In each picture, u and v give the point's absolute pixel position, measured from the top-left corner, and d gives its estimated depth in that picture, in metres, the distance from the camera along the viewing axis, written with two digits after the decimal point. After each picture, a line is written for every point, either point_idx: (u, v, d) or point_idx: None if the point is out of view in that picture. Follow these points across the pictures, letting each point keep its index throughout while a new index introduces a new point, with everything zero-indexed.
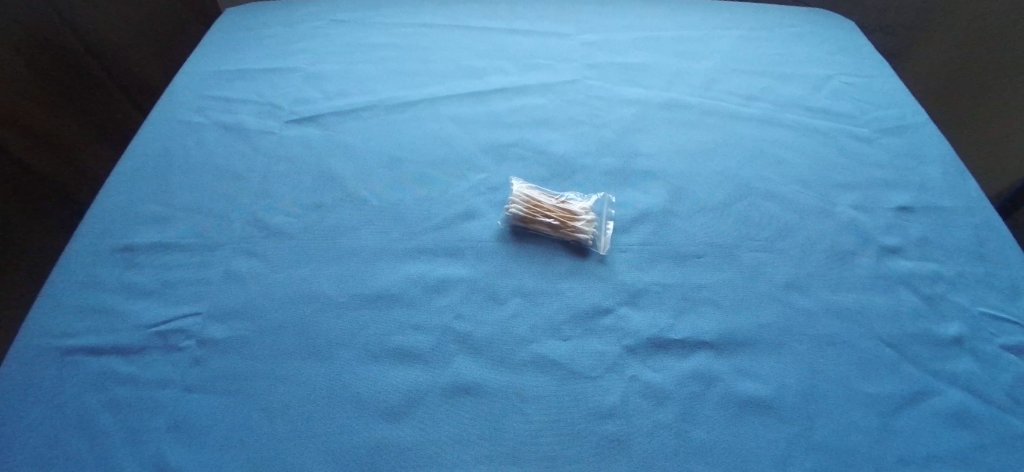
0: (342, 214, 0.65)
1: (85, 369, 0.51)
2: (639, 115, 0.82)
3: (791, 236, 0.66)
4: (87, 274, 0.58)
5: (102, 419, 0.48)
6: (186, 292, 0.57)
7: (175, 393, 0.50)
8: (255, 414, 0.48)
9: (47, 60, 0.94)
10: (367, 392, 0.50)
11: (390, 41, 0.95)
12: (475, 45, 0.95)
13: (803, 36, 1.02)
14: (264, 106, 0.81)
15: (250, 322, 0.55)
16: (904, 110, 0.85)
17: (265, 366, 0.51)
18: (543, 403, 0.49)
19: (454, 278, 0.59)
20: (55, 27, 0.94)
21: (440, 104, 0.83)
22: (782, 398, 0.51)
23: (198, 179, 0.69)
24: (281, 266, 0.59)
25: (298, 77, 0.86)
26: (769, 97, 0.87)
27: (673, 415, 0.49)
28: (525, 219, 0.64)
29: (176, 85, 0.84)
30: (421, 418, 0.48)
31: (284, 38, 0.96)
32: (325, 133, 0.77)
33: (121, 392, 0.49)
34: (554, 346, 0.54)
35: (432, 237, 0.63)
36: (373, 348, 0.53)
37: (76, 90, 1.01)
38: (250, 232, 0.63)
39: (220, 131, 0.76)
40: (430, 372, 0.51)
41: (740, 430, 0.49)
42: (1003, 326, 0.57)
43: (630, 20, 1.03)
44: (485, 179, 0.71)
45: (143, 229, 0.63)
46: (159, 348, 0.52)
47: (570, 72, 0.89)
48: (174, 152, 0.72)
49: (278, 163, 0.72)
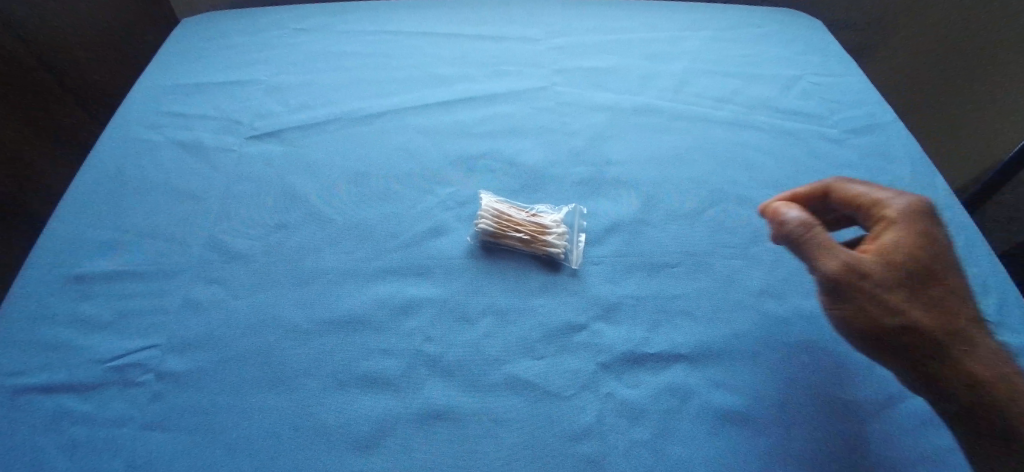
0: (307, 235, 0.63)
1: (36, 409, 0.48)
2: (609, 121, 0.81)
3: (764, 242, 0.65)
4: (36, 307, 0.55)
5: (54, 462, 0.45)
6: (143, 323, 0.54)
7: (134, 432, 0.47)
8: (217, 450, 0.46)
9: (9, 85, 0.91)
10: (334, 423, 0.48)
11: (353, 50, 0.93)
12: (441, 52, 0.93)
13: (771, 36, 1.02)
14: (224, 122, 0.78)
15: (211, 352, 0.52)
16: (872, 109, 0.85)
17: (229, 399, 0.49)
18: (518, 425, 0.48)
19: (423, 298, 0.58)
20: (14, 43, 0.91)
21: (406, 114, 0.81)
22: (759, 409, 0.50)
23: (156, 201, 0.66)
24: (243, 292, 0.57)
25: (258, 90, 0.84)
26: (738, 99, 0.87)
27: (650, 429, 0.49)
28: (496, 235, 0.63)
29: (130, 101, 0.80)
30: (391, 448, 0.47)
31: (242, 48, 0.93)
32: (288, 149, 0.74)
33: (75, 432, 0.47)
34: (528, 365, 0.52)
35: (400, 255, 0.62)
36: (341, 375, 0.51)
37: (30, 107, 0.96)
38: (210, 256, 0.60)
39: (177, 149, 0.73)
40: (400, 398, 0.50)
41: (718, 444, 0.48)
42: None
43: (597, 22, 1.02)
44: (454, 192, 0.70)
45: (96, 256, 0.60)
46: (116, 383, 0.50)
47: (539, 78, 0.88)
48: (129, 173, 0.69)
49: (239, 182, 0.69)
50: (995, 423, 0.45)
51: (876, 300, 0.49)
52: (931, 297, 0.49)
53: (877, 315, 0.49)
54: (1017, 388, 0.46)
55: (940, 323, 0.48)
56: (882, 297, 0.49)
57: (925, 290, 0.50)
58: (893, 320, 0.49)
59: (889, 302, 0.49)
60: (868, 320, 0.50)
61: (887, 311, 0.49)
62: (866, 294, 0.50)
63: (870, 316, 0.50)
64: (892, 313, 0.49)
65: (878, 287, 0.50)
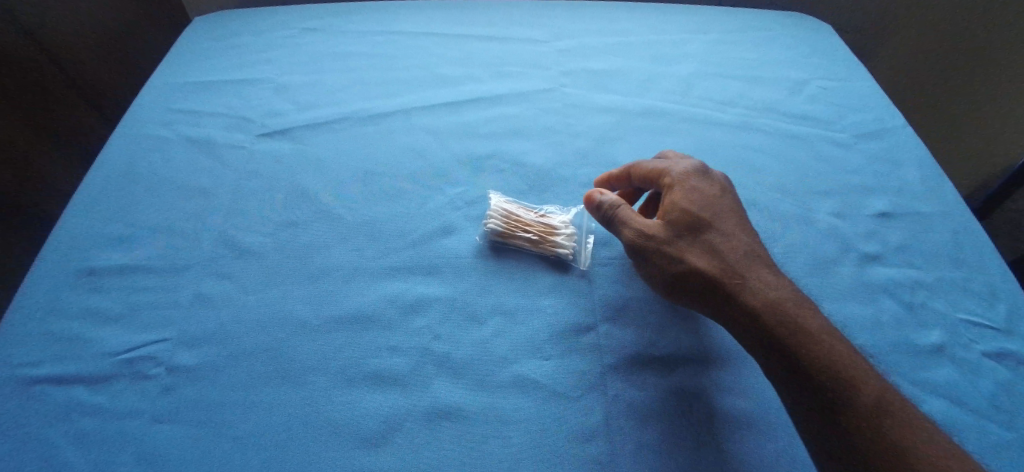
0: (316, 232, 0.64)
1: (47, 401, 0.48)
2: (616, 123, 0.81)
3: (772, 246, 0.65)
4: (48, 299, 0.55)
5: (65, 453, 0.45)
6: (154, 317, 0.55)
7: (144, 425, 0.47)
8: (226, 445, 0.46)
9: (13, 81, 0.92)
10: (342, 418, 0.48)
11: (360, 49, 0.94)
12: (447, 53, 0.93)
13: (778, 40, 1.02)
14: (233, 119, 0.78)
15: (220, 347, 0.53)
16: (880, 114, 0.85)
17: (238, 394, 0.50)
18: (526, 425, 0.48)
19: (431, 297, 0.58)
20: (22, 40, 0.92)
21: (414, 114, 0.81)
22: (741, 407, 0.51)
23: (166, 197, 0.67)
24: (252, 288, 0.58)
25: (267, 88, 0.84)
26: (745, 103, 0.87)
27: (624, 421, 0.49)
28: (506, 235, 0.63)
29: (141, 98, 0.81)
30: (399, 445, 0.47)
31: (251, 47, 0.93)
32: (297, 146, 0.75)
33: (86, 424, 0.47)
34: (535, 365, 0.53)
35: (408, 254, 0.62)
36: (349, 372, 0.51)
37: (38, 105, 0.97)
38: (219, 252, 0.61)
39: (187, 146, 0.74)
40: (408, 396, 0.50)
41: (698, 438, 0.49)
42: (982, 331, 0.57)
43: (603, 25, 1.02)
44: (462, 192, 0.70)
45: (108, 250, 0.60)
46: (126, 376, 0.50)
47: (546, 80, 0.88)
48: (140, 168, 0.70)
49: (248, 178, 0.70)
50: (784, 362, 0.49)
51: (665, 260, 0.55)
52: (706, 245, 0.54)
53: (667, 273, 0.55)
54: (799, 324, 0.49)
55: (718, 267, 0.53)
56: (669, 256, 0.55)
57: (700, 239, 0.55)
58: (679, 277, 0.54)
59: (672, 259, 0.55)
60: (661, 279, 0.56)
61: (671, 268, 0.55)
62: (655, 255, 0.55)
63: (662, 276, 0.55)
64: (676, 270, 0.54)
65: (664, 246, 0.55)
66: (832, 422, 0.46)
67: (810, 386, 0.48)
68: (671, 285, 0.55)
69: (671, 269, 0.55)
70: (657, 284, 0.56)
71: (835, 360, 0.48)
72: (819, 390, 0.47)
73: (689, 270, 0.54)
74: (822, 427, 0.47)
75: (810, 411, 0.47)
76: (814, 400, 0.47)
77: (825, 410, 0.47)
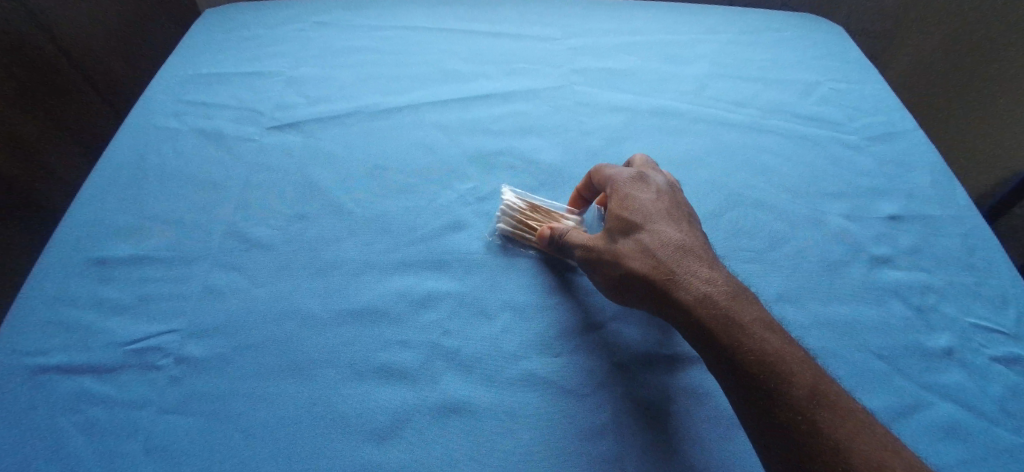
0: (326, 225, 0.64)
1: (56, 390, 0.48)
2: (627, 122, 0.81)
3: (782, 247, 0.65)
4: (57, 289, 0.55)
5: (74, 442, 0.45)
6: (163, 308, 0.55)
7: (153, 415, 0.47)
8: (235, 436, 0.46)
9: (25, 73, 0.92)
10: (350, 412, 0.48)
11: (371, 44, 0.93)
12: (459, 49, 0.93)
13: (790, 42, 1.01)
14: (244, 112, 0.78)
15: (230, 339, 0.53)
16: (892, 117, 0.85)
17: (247, 386, 0.50)
18: (534, 421, 0.48)
19: (440, 292, 0.58)
20: (34, 31, 0.92)
21: (425, 109, 0.81)
22: (723, 406, 0.51)
23: (176, 188, 0.67)
24: (262, 280, 0.58)
25: (278, 81, 0.84)
26: (756, 104, 0.86)
27: (611, 417, 0.49)
28: (517, 231, 0.63)
29: (152, 90, 0.81)
30: (406, 439, 0.47)
31: (262, 40, 0.93)
32: (308, 140, 0.75)
33: (94, 413, 0.47)
34: (544, 362, 0.52)
35: (418, 249, 0.62)
36: (358, 366, 0.51)
37: (50, 99, 0.97)
38: (230, 244, 0.61)
39: (198, 138, 0.74)
40: (416, 390, 0.50)
41: (675, 435, 0.48)
42: (992, 336, 0.57)
43: (614, 24, 1.02)
44: (472, 188, 0.70)
45: (117, 240, 0.60)
46: (135, 367, 0.50)
47: (557, 78, 0.88)
48: (149, 159, 0.70)
49: (258, 171, 0.70)
50: (724, 362, 0.48)
51: (603, 261, 0.55)
52: (639, 244, 0.54)
53: (604, 276, 0.55)
54: (730, 318, 0.49)
55: (651, 265, 0.53)
56: (606, 258, 0.55)
57: (633, 239, 0.55)
58: (615, 278, 0.54)
59: (608, 260, 0.55)
60: (602, 281, 0.56)
61: (608, 271, 0.55)
62: (594, 257, 0.56)
63: (601, 278, 0.56)
64: (612, 271, 0.54)
65: (602, 248, 0.55)
66: (767, 420, 0.45)
67: (745, 384, 0.47)
68: (610, 287, 0.55)
69: (608, 271, 0.55)
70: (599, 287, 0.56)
71: (769, 356, 0.47)
72: (755, 389, 0.46)
73: (623, 271, 0.53)
74: (760, 426, 0.46)
75: (746, 409, 0.47)
76: (749, 398, 0.47)
77: (761, 408, 0.46)
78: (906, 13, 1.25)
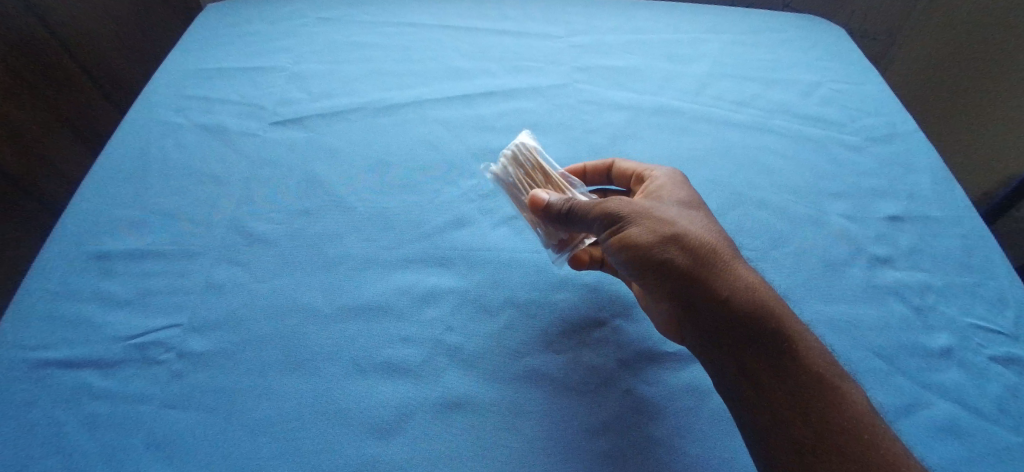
0: (329, 221, 0.64)
1: (57, 384, 0.48)
2: (630, 121, 0.81)
3: (783, 246, 0.65)
4: (58, 283, 0.55)
5: (75, 436, 0.45)
6: (164, 303, 0.55)
7: (154, 410, 0.47)
8: (237, 431, 0.46)
9: (28, 67, 0.92)
10: (352, 407, 0.48)
11: (375, 41, 0.93)
12: (462, 46, 0.93)
13: (792, 42, 1.02)
14: (247, 107, 0.78)
15: (231, 334, 0.53)
16: (892, 118, 0.85)
17: (249, 380, 0.50)
18: (537, 417, 0.48)
19: (443, 288, 0.58)
20: (35, 25, 0.92)
21: (428, 106, 0.81)
22: None
23: (178, 183, 0.66)
24: (264, 275, 0.57)
25: (281, 76, 0.84)
26: (758, 103, 0.87)
27: (615, 414, 0.49)
28: (510, 182, 0.60)
29: (153, 84, 0.81)
30: (409, 434, 0.47)
31: (264, 35, 0.93)
32: (310, 135, 0.75)
33: (95, 407, 0.47)
34: (546, 359, 0.53)
35: (421, 245, 0.62)
36: (360, 361, 0.51)
37: (52, 93, 0.97)
38: (232, 239, 0.61)
39: (200, 132, 0.74)
40: (419, 386, 0.50)
41: (683, 431, 0.49)
42: (990, 336, 0.58)
43: (618, 22, 1.02)
44: (475, 185, 0.70)
45: (118, 235, 0.60)
46: (136, 361, 0.50)
47: (560, 76, 0.88)
48: (151, 154, 0.70)
49: (261, 166, 0.70)
50: (773, 342, 0.47)
51: (653, 219, 0.52)
52: (694, 218, 0.53)
53: (653, 231, 0.51)
54: (784, 304, 0.49)
55: (710, 238, 0.51)
56: (657, 217, 0.52)
57: (687, 214, 0.54)
58: (668, 235, 0.50)
59: (661, 218, 0.52)
60: (646, 236, 0.51)
61: (660, 227, 0.51)
62: (643, 214, 0.52)
63: (646, 233, 0.51)
64: (664, 228, 0.51)
65: (651, 208, 0.53)
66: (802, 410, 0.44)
67: (783, 377, 0.45)
68: (655, 245, 0.50)
69: (659, 228, 0.51)
70: (637, 242, 0.51)
71: (812, 354, 0.46)
72: (791, 383, 0.45)
73: (677, 232, 0.51)
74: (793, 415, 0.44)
75: (778, 401, 0.45)
76: (782, 392, 0.45)
77: (792, 403, 0.45)
78: (909, 15, 1.26)
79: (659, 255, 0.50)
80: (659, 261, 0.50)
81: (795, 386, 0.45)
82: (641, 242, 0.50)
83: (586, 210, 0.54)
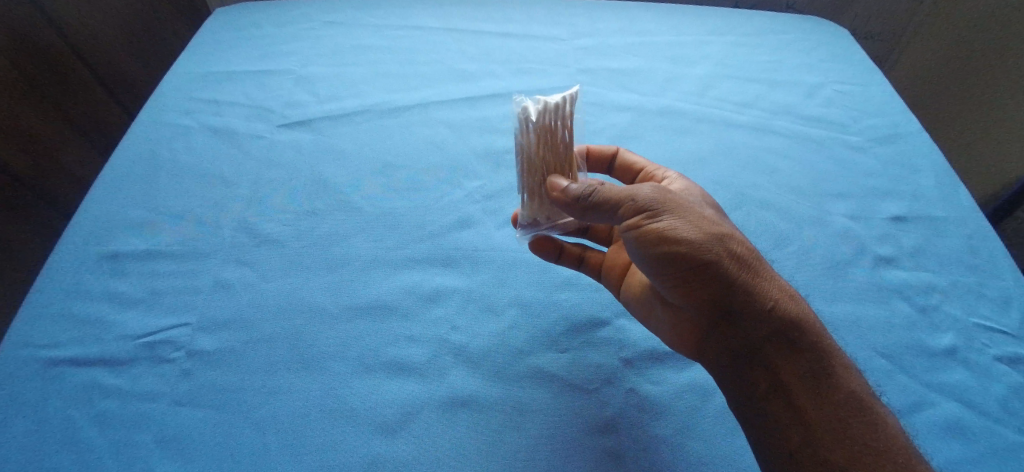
0: (335, 222, 0.64)
1: (69, 381, 0.49)
2: (634, 122, 0.82)
3: (786, 247, 0.66)
4: (71, 282, 0.56)
5: (86, 433, 0.46)
6: (174, 302, 0.55)
7: (164, 407, 0.48)
8: (245, 429, 0.47)
9: (38, 70, 0.93)
10: (359, 406, 0.49)
11: (380, 43, 0.94)
12: (466, 48, 0.94)
13: (795, 43, 1.02)
14: (254, 110, 0.79)
15: (240, 334, 0.53)
16: (895, 118, 0.86)
17: (256, 380, 0.50)
18: (541, 415, 0.49)
19: (449, 288, 0.58)
20: (44, 31, 0.93)
21: (433, 108, 0.82)
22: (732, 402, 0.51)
23: (187, 184, 0.67)
24: (272, 276, 0.58)
25: (287, 80, 0.85)
26: (762, 104, 0.87)
27: (619, 411, 0.50)
28: (535, 139, 0.56)
29: (162, 88, 0.82)
30: (415, 433, 0.47)
31: (271, 39, 0.94)
32: (317, 137, 0.76)
33: (107, 405, 0.48)
34: (551, 358, 0.53)
35: (426, 245, 0.63)
36: (368, 360, 0.52)
37: (62, 97, 0.98)
38: (241, 240, 0.62)
39: (209, 135, 0.75)
40: (426, 384, 0.51)
41: (686, 431, 0.49)
42: (996, 336, 0.58)
43: (622, 24, 1.03)
44: (480, 186, 0.70)
45: (129, 235, 0.61)
46: (147, 360, 0.51)
47: (563, 77, 0.89)
48: (161, 156, 0.71)
49: (269, 167, 0.71)
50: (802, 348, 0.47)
51: (694, 215, 0.49)
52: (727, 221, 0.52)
53: (696, 226, 0.48)
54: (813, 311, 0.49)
55: (747, 242, 0.50)
56: (697, 213, 0.49)
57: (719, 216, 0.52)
58: (710, 233, 0.48)
59: (701, 215, 0.49)
60: (689, 232, 0.48)
61: (701, 223, 0.49)
62: (683, 210, 0.49)
63: (689, 228, 0.48)
64: (706, 225, 0.49)
65: (690, 204, 0.50)
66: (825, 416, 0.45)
67: (812, 386, 0.46)
68: (699, 241, 0.47)
69: (700, 226, 0.48)
70: (680, 237, 0.47)
71: (842, 363, 0.47)
72: (821, 391, 0.45)
73: (718, 232, 0.49)
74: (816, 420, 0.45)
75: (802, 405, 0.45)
76: (810, 399, 0.45)
77: (820, 411, 0.45)
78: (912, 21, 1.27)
79: (703, 252, 0.47)
80: (702, 258, 0.47)
81: (825, 397, 0.45)
82: (684, 237, 0.47)
83: (619, 198, 0.50)
